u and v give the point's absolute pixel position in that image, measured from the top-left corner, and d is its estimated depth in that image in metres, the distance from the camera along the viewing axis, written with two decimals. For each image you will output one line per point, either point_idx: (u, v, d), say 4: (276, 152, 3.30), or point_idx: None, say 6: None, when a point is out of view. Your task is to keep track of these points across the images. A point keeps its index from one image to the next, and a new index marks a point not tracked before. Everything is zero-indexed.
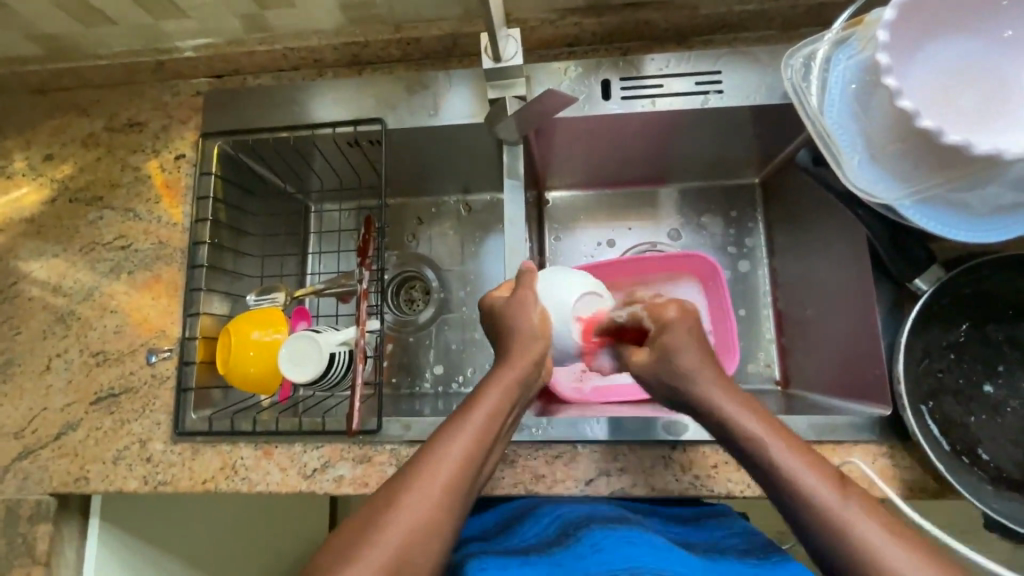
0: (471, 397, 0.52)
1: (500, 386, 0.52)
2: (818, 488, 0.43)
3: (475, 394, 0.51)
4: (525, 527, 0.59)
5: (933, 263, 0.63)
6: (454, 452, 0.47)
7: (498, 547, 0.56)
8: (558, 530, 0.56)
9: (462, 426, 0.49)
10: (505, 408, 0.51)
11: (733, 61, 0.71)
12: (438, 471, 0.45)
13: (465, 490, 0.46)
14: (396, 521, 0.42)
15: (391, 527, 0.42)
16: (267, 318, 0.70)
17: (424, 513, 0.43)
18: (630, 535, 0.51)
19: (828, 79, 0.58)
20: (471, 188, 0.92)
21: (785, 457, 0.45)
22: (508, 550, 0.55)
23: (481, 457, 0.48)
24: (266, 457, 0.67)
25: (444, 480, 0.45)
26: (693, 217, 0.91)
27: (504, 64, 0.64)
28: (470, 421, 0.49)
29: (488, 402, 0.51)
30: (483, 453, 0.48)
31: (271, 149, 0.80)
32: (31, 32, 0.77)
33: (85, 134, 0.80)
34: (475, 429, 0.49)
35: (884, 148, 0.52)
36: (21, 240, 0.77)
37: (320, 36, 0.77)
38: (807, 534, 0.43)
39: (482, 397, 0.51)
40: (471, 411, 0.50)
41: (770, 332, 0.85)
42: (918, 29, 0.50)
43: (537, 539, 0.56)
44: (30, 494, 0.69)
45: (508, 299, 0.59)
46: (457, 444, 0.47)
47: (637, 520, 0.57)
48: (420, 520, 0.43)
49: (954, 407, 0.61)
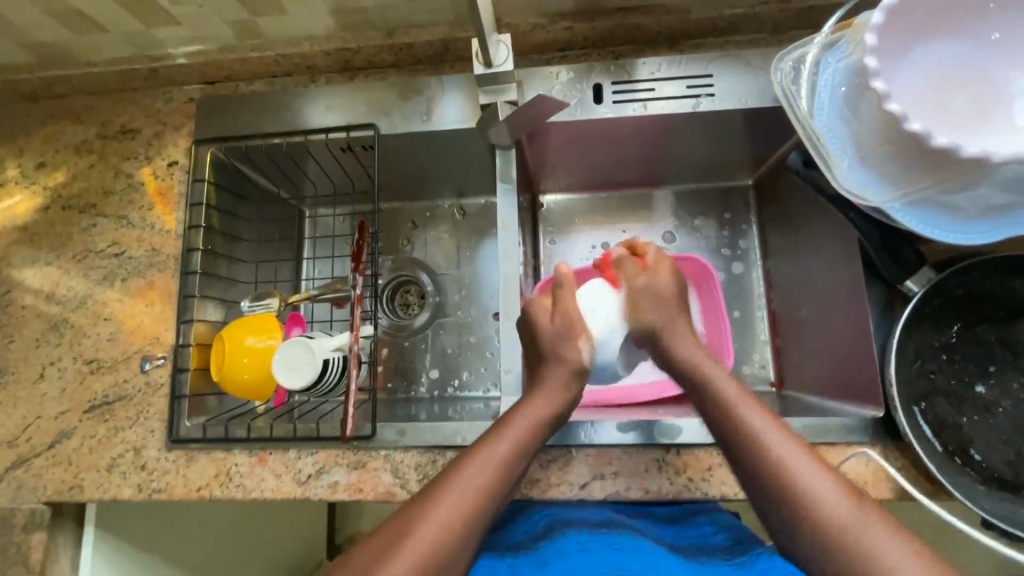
0: (502, 420, 0.55)
1: (527, 417, 0.55)
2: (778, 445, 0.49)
3: (506, 418, 0.55)
4: (519, 525, 0.60)
5: (923, 265, 0.65)
6: (477, 474, 0.50)
7: (491, 543, 0.57)
8: (551, 529, 0.56)
9: (488, 450, 0.52)
10: (533, 437, 0.54)
11: (723, 64, 0.71)
12: (461, 492, 0.49)
13: (484, 510, 0.50)
14: (417, 533, 0.47)
15: (413, 538, 0.46)
16: (261, 324, 0.70)
17: (440, 529, 0.47)
18: (619, 541, 0.51)
19: (817, 82, 0.58)
20: (466, 192, 0.92)
21: (755, 418, 0.51)
22: (501, 547, 0.56)
23: (503, 482, 0.51)
24: (261, 464, 0.67)
25: (465, 501, 0.49)
26: (687, 220, 0.91)
27: (496, 69, 0.64)
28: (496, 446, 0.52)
29: (515, 431, 0.54)
30: (505, 479, 0.51)
31: (264, 155, 0.80)
32: (22, 41, 0.77)
33: (78, 142, 0.80)
34: (500, 453, 0.52)
35: (873, 151, 0.53)
36: (15, 248, 0.77)
37: (312, 42, 0.77)
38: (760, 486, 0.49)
39: (511, 425, 0.54)
40: (499, 436, 0.53)
41: (765, 334, 0.85)
42: (905, 32, 0.51)
43: (529, 537, 0.57)
44: (24, 503, 0.69)
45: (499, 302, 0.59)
46: (483, 466, 0.51)
47: (628, 523, 0.57)
48: (438, 535, 0.47)
49: (947, 408, 0.62)
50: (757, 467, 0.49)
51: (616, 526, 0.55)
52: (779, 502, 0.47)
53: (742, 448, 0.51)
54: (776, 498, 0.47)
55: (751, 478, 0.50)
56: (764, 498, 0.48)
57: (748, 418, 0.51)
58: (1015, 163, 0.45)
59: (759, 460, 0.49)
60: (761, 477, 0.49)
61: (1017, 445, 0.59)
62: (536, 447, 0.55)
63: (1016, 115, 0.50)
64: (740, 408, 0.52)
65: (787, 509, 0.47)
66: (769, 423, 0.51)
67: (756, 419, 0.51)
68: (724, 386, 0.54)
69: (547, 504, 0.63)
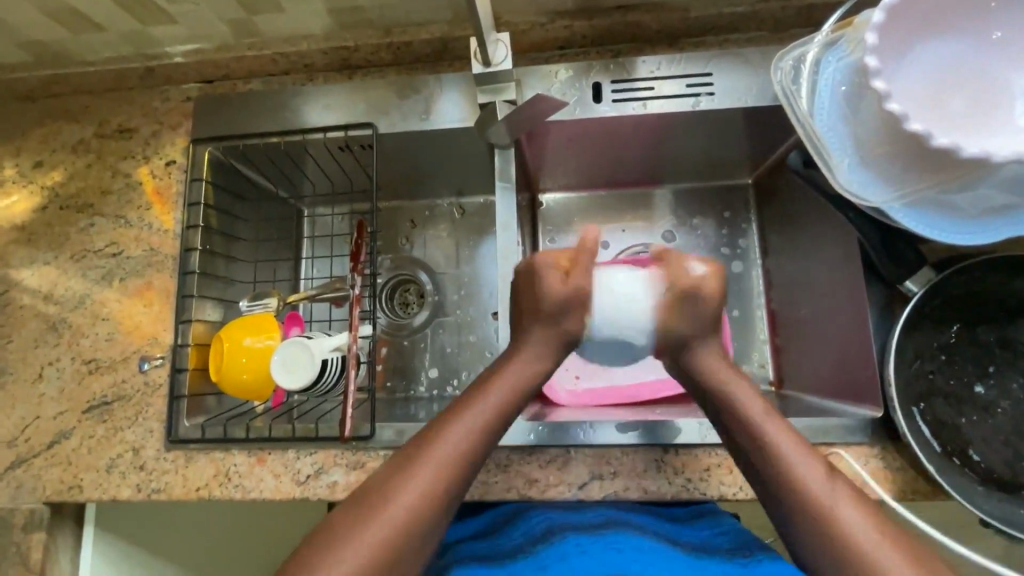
0: (469, 395, 0.54)
1: (506, 385, 0.55)
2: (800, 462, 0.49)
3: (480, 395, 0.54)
4: (513, 529, 0.60)
5: (924, 264, 0.64)
6: (455, 442, 0.51)
7: (484, 551, 0.57)
8: (545, 529, 0.57)
9: (466, 417, 0.52)
10: (510, 404, 0.54)
11: (724, 63, 0.71)
12: (439, 458, 0.50)
13: (451, 487, 0.50)
14: (396, 498, 0.47)
15: (391, 504, 0.47)
16: (259, 324, 0.70)
17: (419, 494, 0.48)
18: (613, 542, 0.52)
19: (817, 82, 0.58)
20: (464, 191, 0.92)
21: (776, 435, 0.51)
22: (496, 554, 0.56)
23: (481, 447, 0.52)
24: (260, 464, 0.67)
25: (443, 469, 0.50)
26: (686, 219, 0.91)
27: (494, 68, 0.63)
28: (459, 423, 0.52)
29: (480, 410, 0.53)
30: (472, 455, 0.51)
31: (261, 155, 0.79)
32: (19, 39, 0.77)
33: (75, 141, 0.80)
34: (478, 419, 0.53)
35: (872, 152, 0.53)
36: (13, 248, 0.77)
37: (310, 40, 0.76)
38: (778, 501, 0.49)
39: (476, 403, 0.53)
40: (478, 402, 0.53)
41: (764, 333, 0.85)
42: (906, 32, 0.51)
43: (523, 541, 0.57)
44: (23, 503, 0.69)
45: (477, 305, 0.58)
46: (460, 433, 0.51)
47: (623, 522, 0.57)
48: (416, 500, 0.48)
49: (946, 408, 0.61)
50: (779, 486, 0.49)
51: (610, 526, 0.55)
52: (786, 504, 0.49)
53: (759, 459, 0.51)
54: (787, 509, 0.49)
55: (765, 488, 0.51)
56: (776, 507, 0.49)
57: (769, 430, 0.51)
58: (1016, 163, 0.45)
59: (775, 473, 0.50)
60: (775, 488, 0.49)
61: (1016, 446, 0.59)
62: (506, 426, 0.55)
63: (1018, 115, 0.50)
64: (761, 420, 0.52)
65: (796, 520, 0.48)
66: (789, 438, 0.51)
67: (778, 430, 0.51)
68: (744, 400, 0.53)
69: (543, 505, 0.63)
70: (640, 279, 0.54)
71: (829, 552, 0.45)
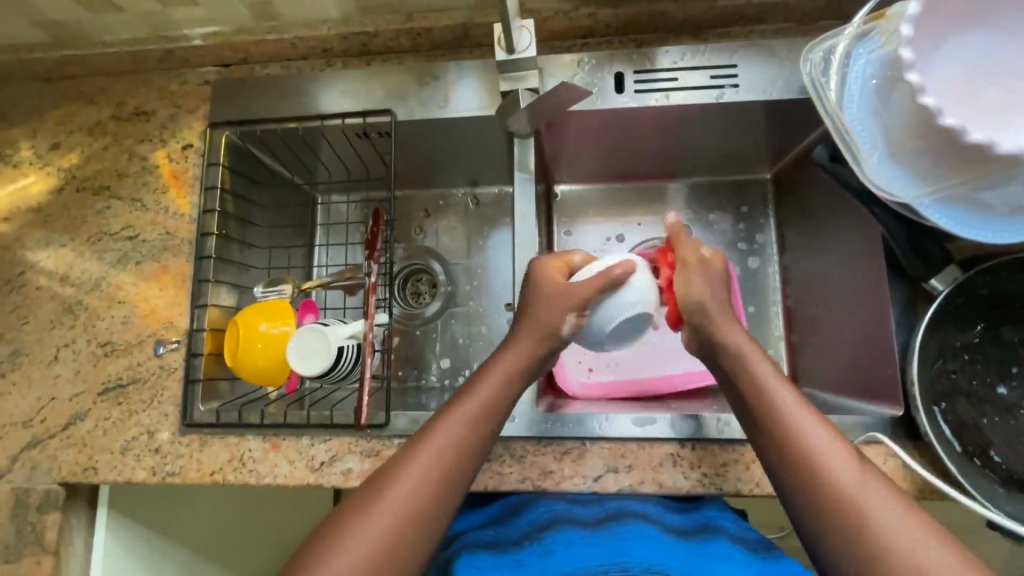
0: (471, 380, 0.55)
1: (493, 379, 0.55)
2: (833, 453, 0.47)
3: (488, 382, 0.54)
4: (519, 517, 0.61)
5: (950, 263, 0.63)
6: (447, 438, 0.51)
7: (491, 538, 0.58)
8: (551, 519, 0.58)
9: (458, 412, 0.52)
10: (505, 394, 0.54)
11: (748, 55, 0.70)
12: (433, 451, 0.50)
13: (459, 474, 0.50)
14: (391, 491, 0.47)
15: (396, 490, 0.48)
16: (275, 310, 0.69)
17: (413, 490, 0.48)
18: (617, 533, 0.53)
19: (847, 74, 0.57)
20: (480, 181, 0.92)
21: (805, 421, 0.49)
22: (501, 541, 0.57)
23: (476, 441, 0.52)
24: (274, 449, 0.67)
25: (439, 462, 0.49)
26: (702, 214, 0.90)
27: (517, 56, 0.62)
28: (464, 409, 0.52)
29: (482, 396, 0.53)
30: (477, 439, 0.52)
31: (277, 140, 0.79)
32: (38, 19, 0.77)
33: (92, 123, 0.80)
34: (476, 408, 0.53)
35: (903, 146, 0.52)
36: (29, 229, 0.77)
37: (329, 25, 0.75)
38: (805, 494, 0.47)
39: (478, 389, 0.54)
40: (469, 396, 0.53)
41: (780, 330, 0.84)
42: (942, 25, 0.49)
43: (529, 529, 0.58)
44: (38, 484, 0.69)
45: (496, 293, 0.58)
46: (452, 427, 0.51)
47: (629, 514, 0.58)
48: (412, 493, 0.48)
49: (968, 408, 0.60)
50: (807, 477, 0.47)
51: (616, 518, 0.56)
52: (814, 496, 0.46)
53: (774, 444, 0.49)
54: (799, 496, 0.47)
55: (778, 473, 0.49)
56: (789, 494, 0.48)
57: (788, 413, 0.50)
58: None
59: (805, 463, 0.47)
60: (788, 473, 0.48)
61: None
62: (507, 409, 0.55)
63: None
64: (780, 402, 0.50)
65: (827, 515, 0.45)
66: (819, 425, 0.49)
67: (798, 414, 0.50)
68: (771, 384, 0.51)
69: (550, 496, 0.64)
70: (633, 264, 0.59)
71: (841, 527, 0.44)
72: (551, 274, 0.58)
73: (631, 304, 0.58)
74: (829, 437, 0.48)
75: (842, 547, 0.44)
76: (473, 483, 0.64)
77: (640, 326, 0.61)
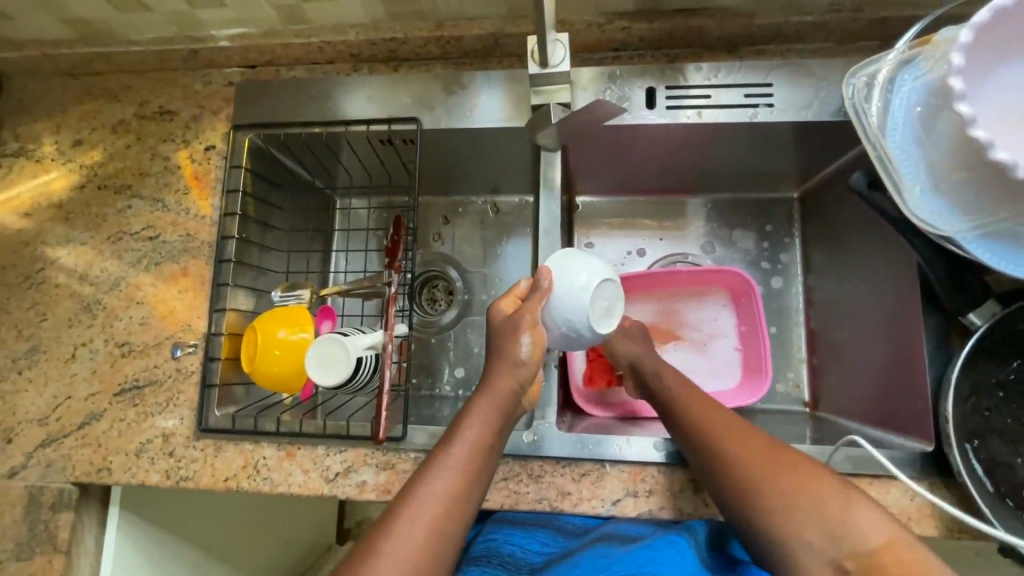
0: (460, 414, 0.54)
1: (481, 413, 0.53)
2: (747, 447, 0.51)
3: (479, 418, 0.53)
4: (515, 540, 0.65)
5: (989, 298, 0.60)
6: (446, 476, 0.49)
7: (484, 550, 0.63)
8: (547, 557, 0.61)
9: (451, 450, 0.51)
10: (511, 406, 0.55)
11: (785, 74, 0.68)
12: (429, 497, 0.48)
13: (461, 513, 0.49)
14: (396, 533, 0.46)
15: (399, 530, 0.46)
16: (293, 317, 0.68)
17: (417, 542, 0.46)
18: (605, 550, 0.55)
19: (891, 100, 0.55)
20: (500, 190, 0.90)
21: (715, 424, 0.54)
22: (497, 561, 0.61)
23: (475, 478, 0.50)
24: (289, 458, 0.67)
25: (439, 506, 0.48)
26: (725, 231, 0.88)
27: (550, 70, 0.61)
28: (458, 444, 0.51)
29: (474, 431, 0.52)
30: (476, 475, 0.51)
31: (301, 144, 0.78)
32: (65, 15, 0.76)
33: (115, 121, 0.79)
34: (470, 444, 0.51)
35: (948, 178, 0.50)
36: (50, 225, 0.77)
37: (358, 30, 0.74)
38: (733, 495, 0.49)
39: (466, 426, 0.52)
40: (457, 435, 0.52)
41: (801, 352, 0.83)
42: (995, 54, 0.47)
43: (522, 555, 0.63)
44: (52, 482, 0.69)
45: (519, 310, 0.57)
46: (446, 470, 0.50)
47: (615, 535, 0.59)
48: (419, 533, 0.46)
49: (1002, 447, 0.58)
50: (731, 478, 0.50)
51: (605, 538, 0.59)
52: (744, 495, 0.48)
53: (692, 447, 0.54)
54: (711, 475, 0.52)
55: (695, 463, 0.54)
56: (705, 478, 0.53)
57: (701, 418, 0.55)
58: None
59: (724, 466, 0.51)
60: (700, 454, 0.53)
61: None
62: (496, 444, 0.53)
63: None
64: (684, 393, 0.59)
65: (760, 510, 0.47)
66: (729, 427, 0.53)
67: (710, 418, 0.55)
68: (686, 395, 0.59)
69: (548, 529, 0.67)
70: (556, 260, 0.59)
71: (778, 520, 0.46)
72: (506, 313, 0.58)
73: (581, 290, 0.57)
74: (744, 435, 0.52)
75: (776, 531, 0.46)
76: (489, 502, 0.63)
77: (607, 305, 0.59)
